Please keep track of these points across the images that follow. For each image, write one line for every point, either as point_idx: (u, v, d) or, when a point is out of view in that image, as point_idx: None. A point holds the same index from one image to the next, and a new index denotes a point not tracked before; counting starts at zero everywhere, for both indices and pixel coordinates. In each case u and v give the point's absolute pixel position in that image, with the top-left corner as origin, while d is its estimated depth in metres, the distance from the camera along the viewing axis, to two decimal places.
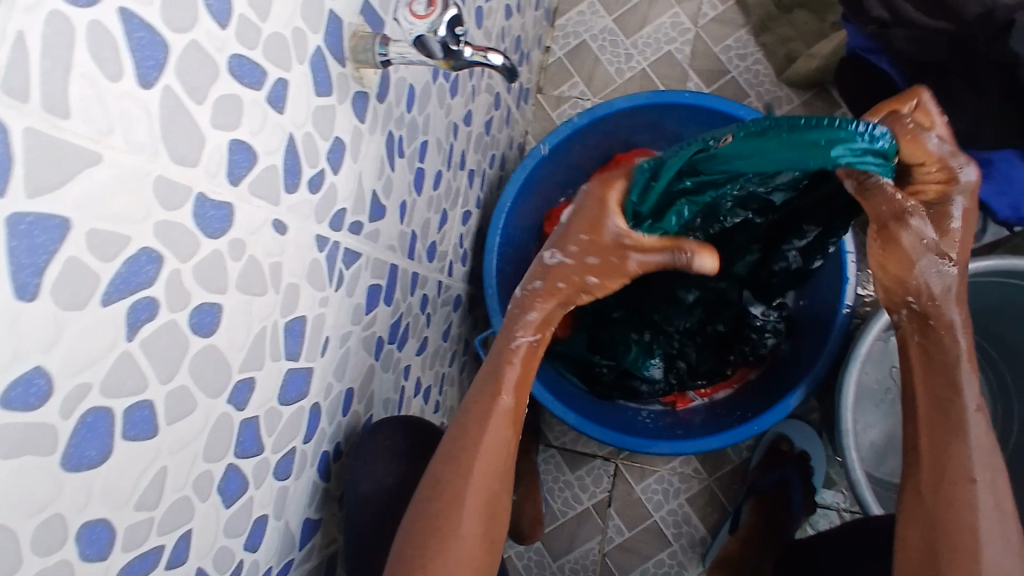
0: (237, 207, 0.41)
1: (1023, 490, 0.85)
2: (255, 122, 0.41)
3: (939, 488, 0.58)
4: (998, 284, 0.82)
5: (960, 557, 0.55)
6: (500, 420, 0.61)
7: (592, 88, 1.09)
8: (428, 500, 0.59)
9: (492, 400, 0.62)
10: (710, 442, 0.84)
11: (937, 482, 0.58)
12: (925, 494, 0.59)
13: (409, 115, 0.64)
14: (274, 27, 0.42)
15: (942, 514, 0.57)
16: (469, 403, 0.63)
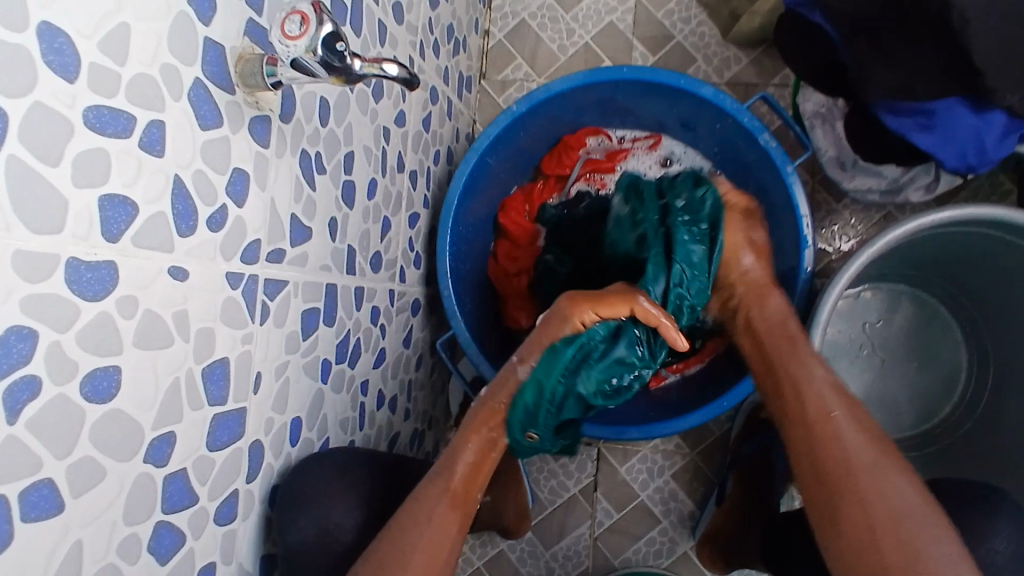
0: (120, 263, 0.39)
1: (1004, 435, 0.84)
2: (128, 173, 0.39)
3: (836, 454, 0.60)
4: (957, 232, 0.80)
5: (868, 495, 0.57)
6: (443, 507, 0.63)
7: (536, 68, 1.06)
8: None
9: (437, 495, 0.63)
10: (682, 424, 0.83)
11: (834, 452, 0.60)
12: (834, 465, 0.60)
13: (325, 130, 0.61)
14: (136, 68, 0.39)
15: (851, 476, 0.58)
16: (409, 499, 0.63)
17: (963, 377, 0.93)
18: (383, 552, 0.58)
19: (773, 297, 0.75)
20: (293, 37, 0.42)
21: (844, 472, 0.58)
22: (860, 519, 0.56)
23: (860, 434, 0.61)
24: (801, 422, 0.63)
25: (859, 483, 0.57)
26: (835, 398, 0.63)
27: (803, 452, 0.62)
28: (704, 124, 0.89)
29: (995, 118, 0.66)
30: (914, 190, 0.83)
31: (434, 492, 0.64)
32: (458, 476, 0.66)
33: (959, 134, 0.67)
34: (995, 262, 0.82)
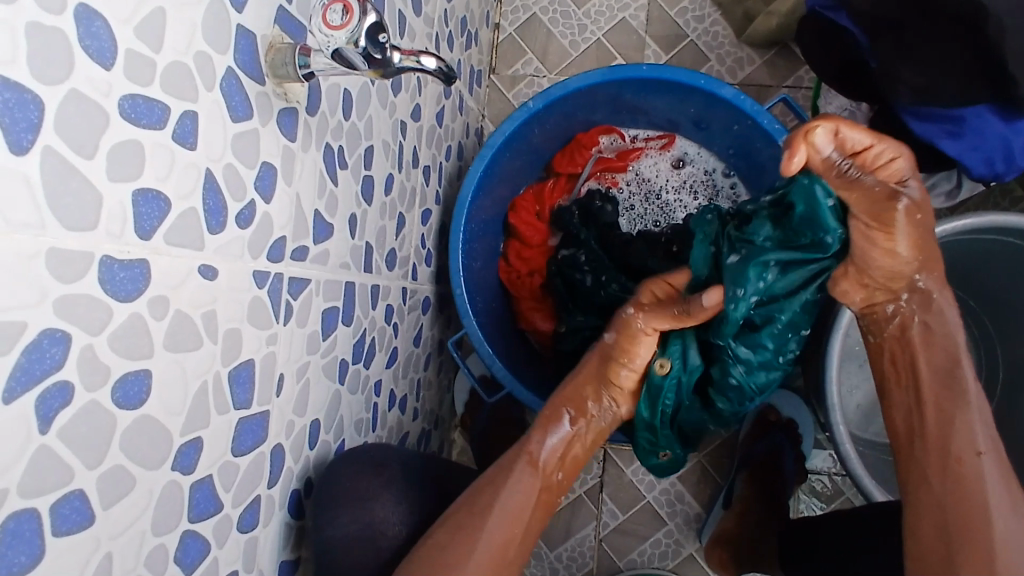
0: (153, 262, 0.37)
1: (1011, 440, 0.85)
2: (161, 166, 0.37)
3: (947, 468, 0.60)
4: (974, 240, 0.80)
5: (968, 528, 0.56)
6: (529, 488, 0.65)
7: (547, 63, 1.04)
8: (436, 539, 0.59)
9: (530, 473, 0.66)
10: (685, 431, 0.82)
11: (946, 463, 0.60)
12: (938, 481, 0.60)
13: (348, 123, 0.59)
14: (171, 57, 0.37)
15: (957, 502, 0.58)
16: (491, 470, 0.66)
17: None
18: (464, 531, 0.60)
19: (943, 303, 0.63)
20: (335, 26, 0.40)
21: (967, 514, 0.57)
22: (982, 560, 0.55)
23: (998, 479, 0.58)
24: (934, 453, 0.61)
25: (985, 530, 0.56)
26: (985, 437, 0.60)
27: (929, 484, 0.60)
28: (720, 125, 0.88)
29: (1022, 126, 0.66)
30: (933, 197, 0.84)
31: (516, 461, 0.67)
32: (547, 466, 0.68)
33: (983, 141, 0.67)
34: (1008, 270, 0.82)
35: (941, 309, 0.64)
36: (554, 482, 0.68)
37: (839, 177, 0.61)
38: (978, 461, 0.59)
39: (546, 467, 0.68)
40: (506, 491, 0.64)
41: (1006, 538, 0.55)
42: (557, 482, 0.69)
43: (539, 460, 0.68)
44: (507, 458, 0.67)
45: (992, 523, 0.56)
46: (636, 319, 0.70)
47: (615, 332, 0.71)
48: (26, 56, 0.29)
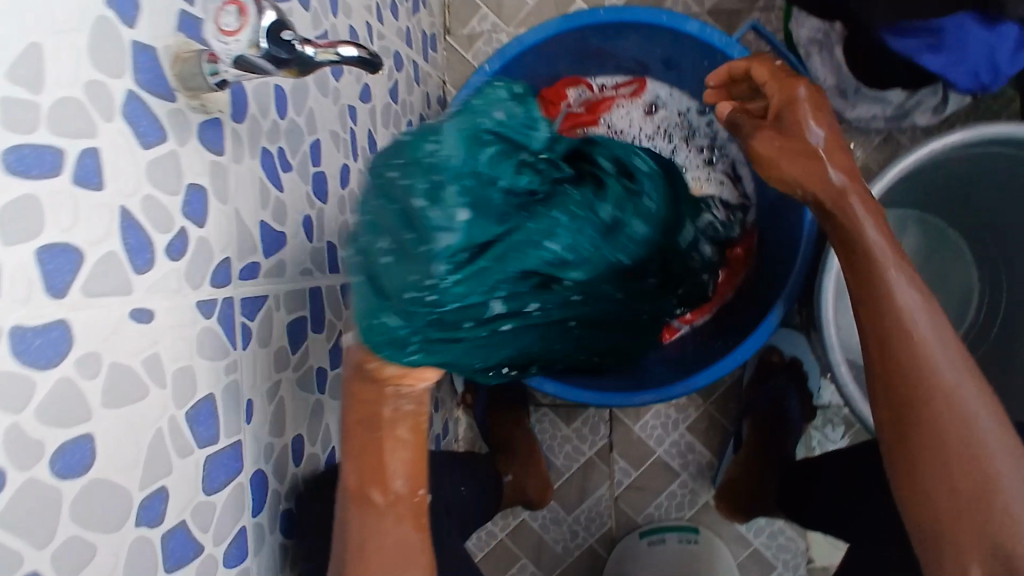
0: (74, 320, 0.34)
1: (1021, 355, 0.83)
2: (65, 216, 0.34)
3: (917, 403, 0.50)
4: (969, 155, 0.75)
5: (967, 471, 0.48)
6: (383, 528, 0.49)
7: (503, 16, 0.98)
8: None
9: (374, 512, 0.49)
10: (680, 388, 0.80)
11: (914, 398, 0.51)
12: (908, 416, 0.51)
13: (285, 122, 0.55)
14: (56, 93, 0.34)
15: (944, 447, 0.49)
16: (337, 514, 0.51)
17: (975, 301, 0.91)
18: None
19: (862, 209, 0.56)
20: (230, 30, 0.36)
21: (964, 469, 0.48)
22: (972, 517, 0.47)
23: (995, 422, 0.49)
24: (910, 397, 0.51)
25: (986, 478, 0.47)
26: (952, 368, 0.51)
27: (927, 445, 0.49)
28: (690, 63, 0.83)
29: (1007, 30, 0.60)
30: (920, 113, 0.78)
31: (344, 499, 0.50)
32: (385, 498, 0.49)
33: (965, 53, 0.62)
34: (1005, 182, 0.78)
35: (851, 199, 0.56)
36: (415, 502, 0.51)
37: (779, 177, 0.60)
38: (967, 392, 0.50)
39: (393, 507, 0.49)
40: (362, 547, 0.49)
41: (1012, 481, 0.47)
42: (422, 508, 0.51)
43: (368, 496, 0.49)
44: (347, 533, 0.49)
45: (994, 462, 0.48)
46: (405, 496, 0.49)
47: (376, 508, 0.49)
48: None
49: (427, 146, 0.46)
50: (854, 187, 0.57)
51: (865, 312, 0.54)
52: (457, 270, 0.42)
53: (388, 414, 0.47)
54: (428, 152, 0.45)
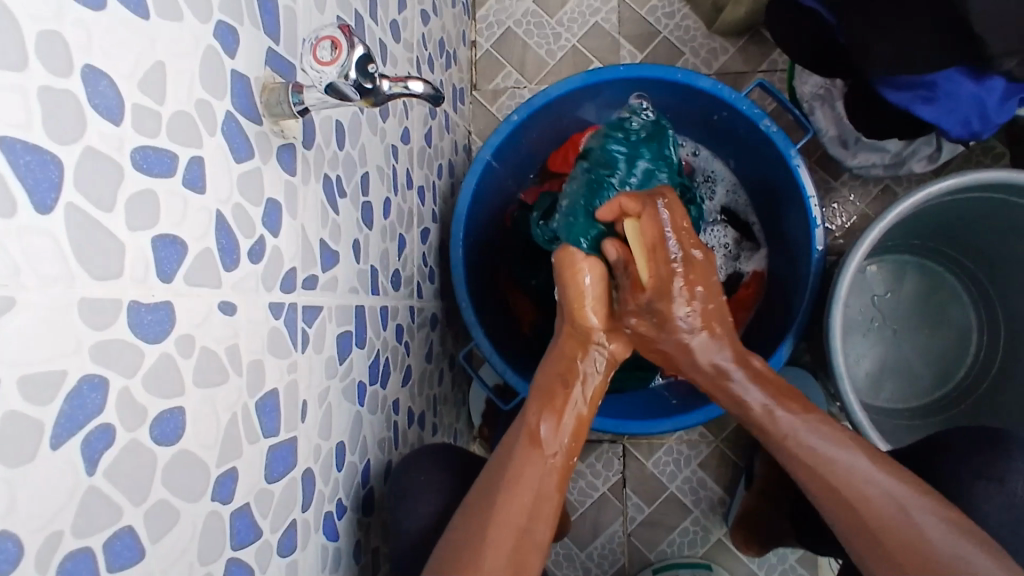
0: (176, 303, 0.40)
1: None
2: (176, 213, 0.40)
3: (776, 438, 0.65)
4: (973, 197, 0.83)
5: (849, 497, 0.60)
6: (540, 465, 0.66)
7: (526, 74, 1.07)
8: (460, 529, 0.63)
9: (533, 451, 0.67)
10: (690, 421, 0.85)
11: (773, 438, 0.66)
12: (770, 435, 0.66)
13: (342, 153, 0.61)
14: (174, 107, 0.40)
15: (835, 481, 0.61)
16: (493, 462, 0.67)
17: (975, 336, 0.98)
18: (500, 488, 0.64)
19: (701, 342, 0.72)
20: (325, 62, 0.42)
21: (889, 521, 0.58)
22: (875, 517, 0.58)
23: (889, 479, 0.60)
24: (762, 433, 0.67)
25: (866, 490, 0.59)
26: (813, 438, 0.64)
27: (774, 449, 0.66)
28: (693, 108, 0.90)
29: (994, 85, 0.68)
30: (917, 161, 0.84)
31: (515, 444, 0.68)
32: (550, 446, 0.67)
33: (958, 104, 0.69)
34: (1009, 225, 0.85)
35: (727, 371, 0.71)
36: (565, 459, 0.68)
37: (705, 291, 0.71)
38: (803, 435, 0.64)
39: (551, 451, 0.67)
40: (519, 475, 0.65)
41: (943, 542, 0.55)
42: (569, 464, 0.67)
43: (539, 440, 0.67)
44: (518, 442, 0.68)
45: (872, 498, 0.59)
46: (541, 429, 0.68)
47: (523, 450, 0.67)
48: (42, 120, 0.31)
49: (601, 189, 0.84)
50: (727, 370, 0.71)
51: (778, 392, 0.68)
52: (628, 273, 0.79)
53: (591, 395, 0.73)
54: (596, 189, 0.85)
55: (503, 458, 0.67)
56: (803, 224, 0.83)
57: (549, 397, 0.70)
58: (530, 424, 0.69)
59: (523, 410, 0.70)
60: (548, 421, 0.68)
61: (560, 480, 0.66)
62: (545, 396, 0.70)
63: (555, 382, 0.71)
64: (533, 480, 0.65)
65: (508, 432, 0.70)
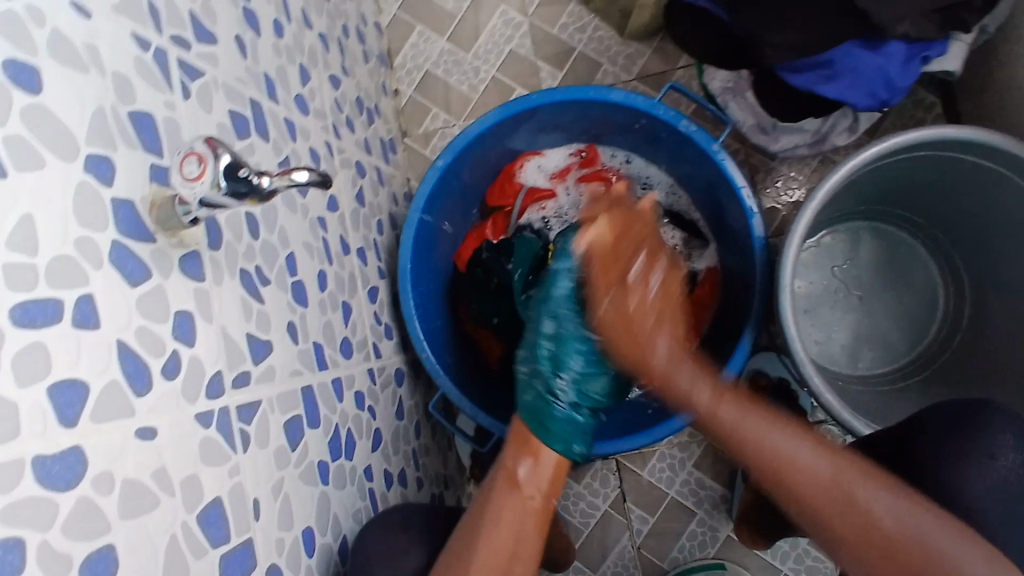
0: (86, 445, 0.40)
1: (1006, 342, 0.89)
2: (71, 354, 0.40)
3: (744, 449, 0.68)
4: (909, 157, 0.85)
5: (863, 528, 0.61)
6: (512, 500, 0.71)
7: (453, 111, 1.07)
8: (450, 557, 0.68)
9: (508, 491, 0.72)
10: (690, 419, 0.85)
11: (742, 449, 0.68)
12: (743, 453, 0.68)
13: (259, 242, 0.61)
14: (52, 252, 0.40)
15: (804, 500, 0.64)
16: (477, 499, 0.72)
17: (941, 291, 0.99)
18: (480, 524, 0.69)
19: (654, 338, 0.73)
20: (194, 177, 0.43)
21: (840, 494, 0.63)
22: (866, 543, 0.61)
23: (883, 497, 0.62)
24: (739, 447, 0.68)
25: (864, 513, 0.62)
26: (790, 441, 0.66)
27: (727, 440, 0.69)
28: (616, 119, 0.90)
29: (892, 50, 0.70)
30: (838, 134, 0.86)
31: (496, 481, 0.73)
32: (526, 486, 0.72)
33: (861, 76, 0.71)
34: (952, 180, 0.87)
35: (659, 360, 0.73)
36: (541, 499, 0.73)
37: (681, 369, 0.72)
38: (800, 444, 0.66)
39: (527, 494, 0.72)
40: (498, 510, 0.70)
41: (915, 536, 0.60)
42: (540, 506, 0.72)
43: (517, 480, 0.73)
44: (497, 482, 0.73)
45: (872, 510, 0.62)
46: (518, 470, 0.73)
47: (496, 491, 0.72)
48: None
49: (546, 425, 0.75)
50: (671, 361, 0.73)
51: (723, 422, 0.70)
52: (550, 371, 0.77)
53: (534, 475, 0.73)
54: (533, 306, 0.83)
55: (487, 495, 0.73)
56: (741, 215, 0.84)
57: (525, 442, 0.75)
58: (512, 465, 0.74)
59: (506, 450, 0.75)
60: (526, 463, 0.73)
61: (541, 522, 0.72)
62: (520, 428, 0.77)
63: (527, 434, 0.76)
64: (507, 515, 0.70)
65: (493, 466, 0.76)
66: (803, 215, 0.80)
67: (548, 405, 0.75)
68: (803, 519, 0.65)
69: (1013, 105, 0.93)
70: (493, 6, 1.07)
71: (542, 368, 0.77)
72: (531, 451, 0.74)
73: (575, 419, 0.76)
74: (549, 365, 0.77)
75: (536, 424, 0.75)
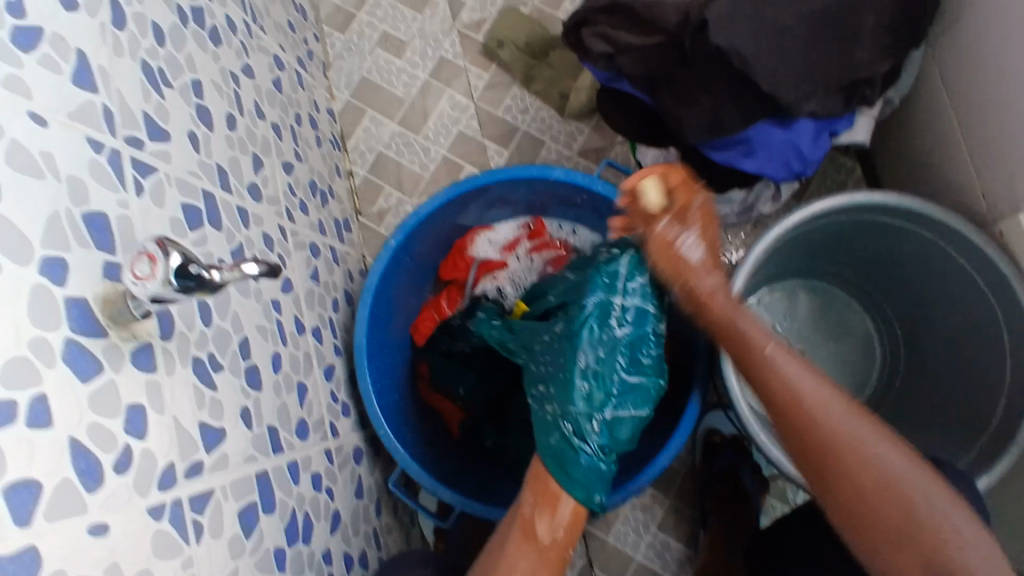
0: (40, 544, 0.40)
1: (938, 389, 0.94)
2: (23, 455, 0.40)
3: (802, 418, 0.68)
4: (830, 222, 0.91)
5: (893, 496, 0.61)
6: (523, 549, 0.71)
7: (405, 190, 1.11)
8: None
9: (526, 543, 0.71)
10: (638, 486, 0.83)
11: (795, 418, 0.68)
12: (794, 427, 0.68)
13: (211, 329, 0.62)
14: (3, 354, 0.41)
15: (835, 485, 0.65)
16: (492, 552, 0.72)
17: (875, 340, 1.05)
18: None
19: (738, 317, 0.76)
20: (144, 276, 0.44)
21: (881, 471, 0.63)
22: (893, 523, 0.61)
23: (904, 464, 0.63)
24: (796, 415, 0.68)
25: (901, 479, 0.62)
26: (847, 418, 0.66)
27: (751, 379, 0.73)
28: (561, 194, 0.95)
29: (801, 127, 0.77)
30: (764, 203, 0.93)
31: (512, 530, 0.73)
32: (541, 538, 0.72)
33: (774, 150, 0.78)
34: (873, 241, 0.95)
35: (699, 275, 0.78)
36: (557, 547, 0.73)
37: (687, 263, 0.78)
38: (839, 408, 0.67)
39: (543, 546, 0.72)
40: (510, 561, 0.70)
41: (935, 509, 0.60)
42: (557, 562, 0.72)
43: (535, 535, 0.72)
44: (515, 535, 0.72)
45: (916, 496, 0.61)
46: (536, 521, 0.73)
47: (516, 535, 0.72)
48: None
49: (569, 471, 0.76)
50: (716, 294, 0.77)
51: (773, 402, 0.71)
52: (580, 412, 0.79)
53: (549, 530, 0.73)
54: (538, 342, 0.85)
55: (503, 542, 0.73)
56: None
57: (539, 497, 0.75)
58: (530, 518, 0.74)
59: (521, 501, 0.76)
60: (543, 518, 0.73)
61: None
62: (537, 478, 0.77)
63: (540, 482, 0.77)
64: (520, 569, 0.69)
65: (510, 516, 0.76)
66: (736, 278, 0.84)
67: (576, 450, 0.77)
68: (835, 495, 0.65)
69: (921, 170, 1.02)
70: (441, 91, 1.13)
71: (569, 408, 0.79)
72: (550, 505, 0.74)
73: (599, 468, 0.78)
74: (582, 406, 0.78)
75: (557, 472, 0.77)
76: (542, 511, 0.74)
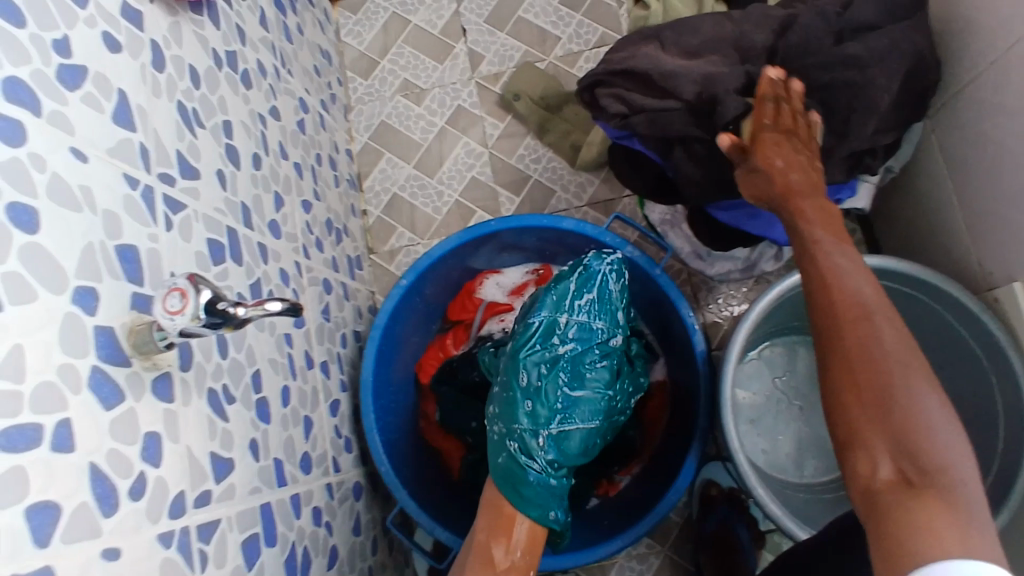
0: (55, 567, 0.42)
1: None
2: (45, 477, 0.42)
3: (843, 319, 0.61)
4: None
5: (901, 410, 0.54)
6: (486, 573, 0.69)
7: (417, 231, 1.15)
8: None
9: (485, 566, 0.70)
10: (640, 531, 0.83)
11: (842, 318, 0.61)
12: (829, 326, 0.62)
13: (227, 361, 0.64)
14: (35, 380, 0.42)
15: (851, 379, 0.58)
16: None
17: None
18: None
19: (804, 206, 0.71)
20: (175, 311, 0.47)
21: (887, 380, 0.56)
22: (890, 428, 0.54)
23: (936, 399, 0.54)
24: (841, 315, 0.62)
25: (909, 408, 0.54)
26: (893, 337, 0.58)
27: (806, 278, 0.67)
28: (570, 243, 0.98)
29: None
30: (766, 261, 0.96)
31: (471, 557, 0.71)
32: (501, 564, 0.70)
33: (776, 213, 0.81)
34: None
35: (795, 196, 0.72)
36: (517, 571, 0.71)
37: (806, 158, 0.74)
38: (894, 330, 0.59)
39: (504, 570, 0.70)
40: None
41: (946, 442, 0.52)
42: None
43: (493, 560, 0.70)
44: (472, 563, 0.70)
45: (924, 418, 0.53)
46: (495, 548, 0.71)
47: (476, 561, 0.71)
48: None
49: (519, 491, 0.76)
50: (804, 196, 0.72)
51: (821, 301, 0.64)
52: (525, 428, 0.80)
53: (507, 553, 0.71)
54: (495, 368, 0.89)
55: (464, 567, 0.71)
56: (685, 332, 0.90)
57: (494, 522, 0.74)
58: (487, 540, 0.72)
59: (477, 525, 0.75)
60: (499, 544, 0.71)
61: None
62: (490, 502, 0.76)
63: (495, 505, 0.75)
64: None
65: (468, 544, 0.74)
66: (738, 332, 0.86)
67: (522, 468, 0.77)
68: (839, 397, 0.58)
69: (919, 235, 1.05)
70: (456, 138, 1.17)
71: (512, 422, 0.80)
72: (506, 529, 0.73)
73: (550, 484, 0.78)
74: (525, 422, 0.80)
75: (509, 491, 0.76)
76: (497, 539, 0.72)
